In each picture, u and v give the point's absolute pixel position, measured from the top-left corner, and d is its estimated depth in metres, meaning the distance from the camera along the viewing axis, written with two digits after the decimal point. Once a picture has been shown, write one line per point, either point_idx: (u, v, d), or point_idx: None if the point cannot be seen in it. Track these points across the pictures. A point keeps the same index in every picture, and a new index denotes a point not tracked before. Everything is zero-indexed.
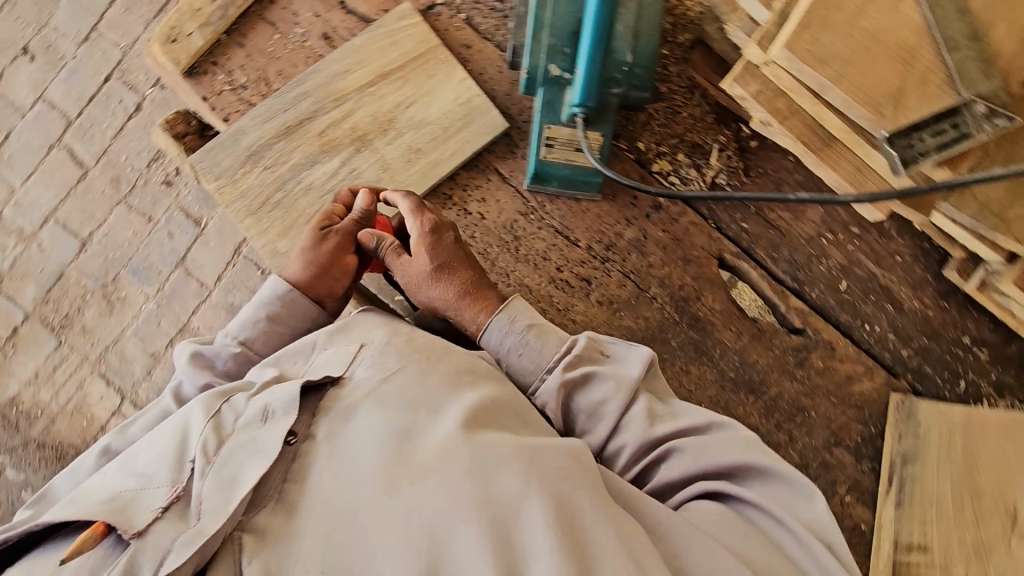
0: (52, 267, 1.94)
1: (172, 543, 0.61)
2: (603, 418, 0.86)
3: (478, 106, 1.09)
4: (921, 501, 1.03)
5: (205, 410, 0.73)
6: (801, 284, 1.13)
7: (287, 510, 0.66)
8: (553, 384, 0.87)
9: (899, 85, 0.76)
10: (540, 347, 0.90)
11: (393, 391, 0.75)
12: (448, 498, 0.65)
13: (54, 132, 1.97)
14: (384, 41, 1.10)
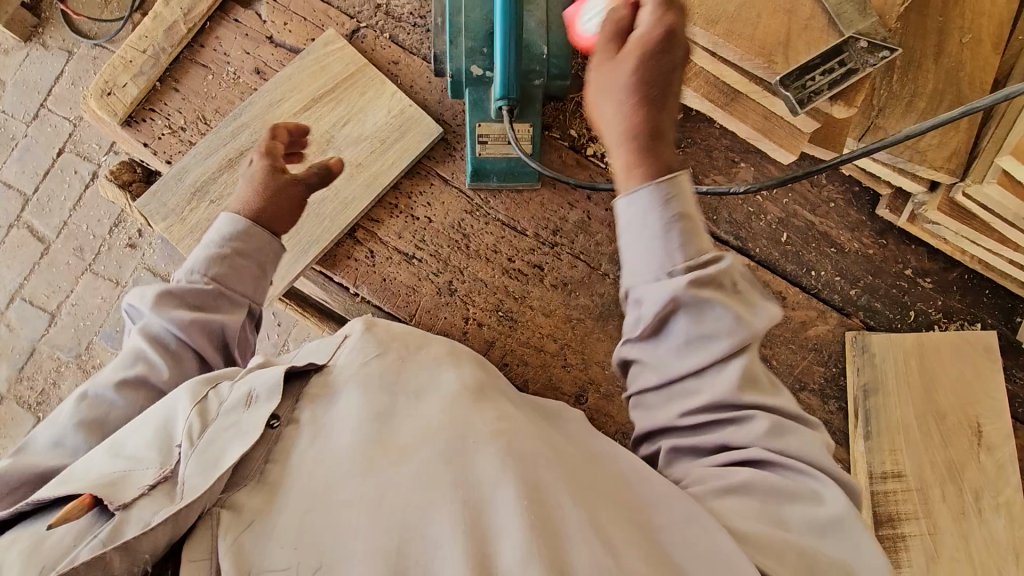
0: (24, 344, 1.93)
1: (151, 516, 0.55)
2: (698, 353, 0.66)
3: (411, 114, 1.13)
4: (890, 431, 1.07)
5: (192, 396, 0.69)
6: (744, 242, 1.17)
7: (268, 491, 0.60)
8: (669, 290, 0.65)
9: (786, 34, 0.82)
10: (675, 247, 0.67)
11: (371, 376, 0.71)
12: (421, 482, 0.59)
13: (11, 211, 1.98)
14: (314, 67, 1.15)
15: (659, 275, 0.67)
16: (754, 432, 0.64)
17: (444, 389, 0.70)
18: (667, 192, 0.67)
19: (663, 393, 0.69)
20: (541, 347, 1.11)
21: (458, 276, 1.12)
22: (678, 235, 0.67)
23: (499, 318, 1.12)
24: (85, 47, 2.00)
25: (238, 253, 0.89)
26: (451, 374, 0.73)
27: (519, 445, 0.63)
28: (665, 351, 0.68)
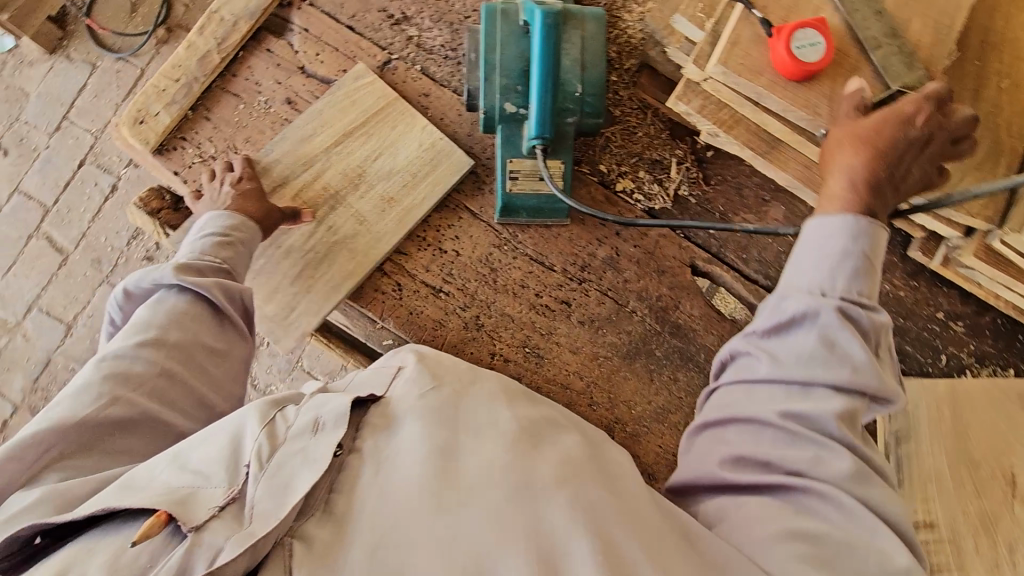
0: (38, 356, 1.89)
1: (224, 543, 0.54)
2: (823, 370, 0.66)
3: (443, 147, 1.13)
4: (922, 479, 1.05)
5: (260, 417, 0.67)
6: (773, 281, 1.15)
7: (337, 522, 0.59)
8: (817, 301, 0.69)
9: (830, 89, 0.82)
10: (846, 272, 0.71)
11: (431, 408, 0.70)
12: (493, 525, 0.57)
13: (32, 222, 1.96)
14: (345, 100, 1.14)
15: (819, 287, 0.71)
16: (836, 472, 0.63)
17: (502, 427, 0.69)
18: (861, 227, 0.72)
19: (764, 384, 0.69)
20: (567, 384, 1.10)
21: (485, 310, 1.12)
22: (851, 264, 0.71)
23: (526, 354, 1.11)
24: (109, 60, 2.00)
25: (233, 239, 1.01)
26: (505, 409, 0.72)
27: (586, 494, 0.62)
28: (787, 355, 0.69)
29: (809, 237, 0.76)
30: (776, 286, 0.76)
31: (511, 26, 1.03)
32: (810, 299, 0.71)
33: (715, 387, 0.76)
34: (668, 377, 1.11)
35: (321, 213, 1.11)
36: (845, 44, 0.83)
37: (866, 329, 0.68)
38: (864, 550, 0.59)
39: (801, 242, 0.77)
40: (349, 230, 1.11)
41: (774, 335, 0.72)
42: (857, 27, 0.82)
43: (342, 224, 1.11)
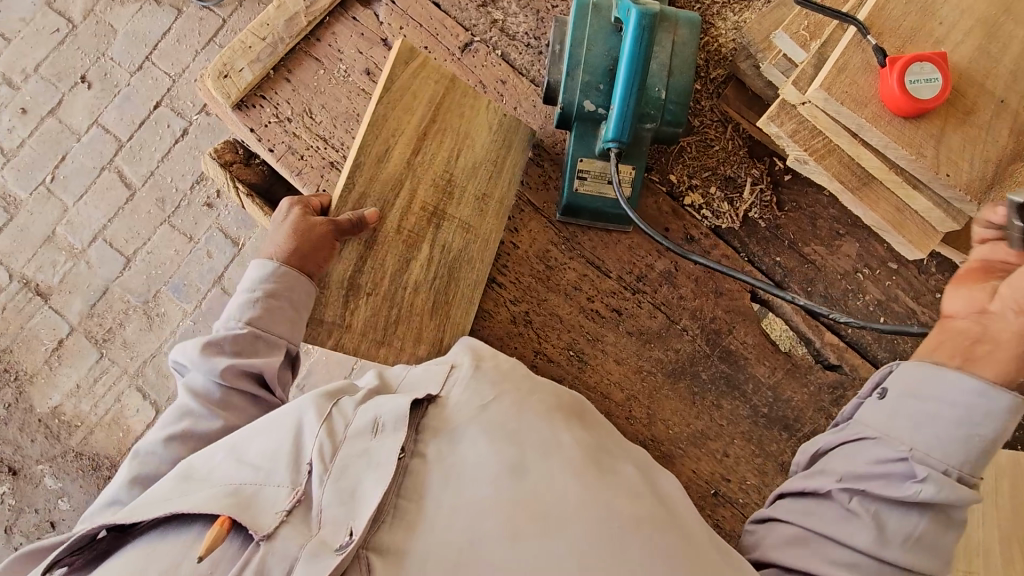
0: (97, 283, 1.97)
1: (300, 552, 0.61)
2: (917, 554, 0.66)
3: (512, 124, 1.11)
4: (967, 550, 1.00)
5: (318, 411, 0.76)
6: (836, 319, 1.11)
7: (408, 527, 0.65)
8: (946, 492, 0.65)
9: (941, 127, 0.76)
10: (972, 460, 0.66)
11: (495, 418, 0.75)
12: (568, 554, 0.62)
13: (107, 154, 2.04)
14: (401, 99, 1.04)
15: (948, 470, 0.66)
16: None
17: (569, 452, 0.73)
18: (1007, 413, 0.66)
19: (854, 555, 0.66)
20: (607, 394, 1.09)
21: (534, 307, 1.11)
22: (981, 452, 0.66)
23: (569, 357, 1.09)
24: (194, 8, 2.05)
25: (275, 290, 0.92)
26: (566, 430, 0.76)
27: (654, 533, 0.66)
28: (894, 530, 0.66)
29: (945, 397, 0.67)
30: (892, 435, 0.69)
31: (601, 21, 1.00)
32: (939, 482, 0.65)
33: (780, 518, 0.73)
34: (711, 403, 1.08)
35: (425, 241, 1.06)
36: (965, 82, 0.77)
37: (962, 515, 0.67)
38: None
39: (936, 392, 0.68)
40: (459, 242, 1.08)
41: (881, 500, 0.67)
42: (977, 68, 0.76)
43: (452, 241, 1.07)
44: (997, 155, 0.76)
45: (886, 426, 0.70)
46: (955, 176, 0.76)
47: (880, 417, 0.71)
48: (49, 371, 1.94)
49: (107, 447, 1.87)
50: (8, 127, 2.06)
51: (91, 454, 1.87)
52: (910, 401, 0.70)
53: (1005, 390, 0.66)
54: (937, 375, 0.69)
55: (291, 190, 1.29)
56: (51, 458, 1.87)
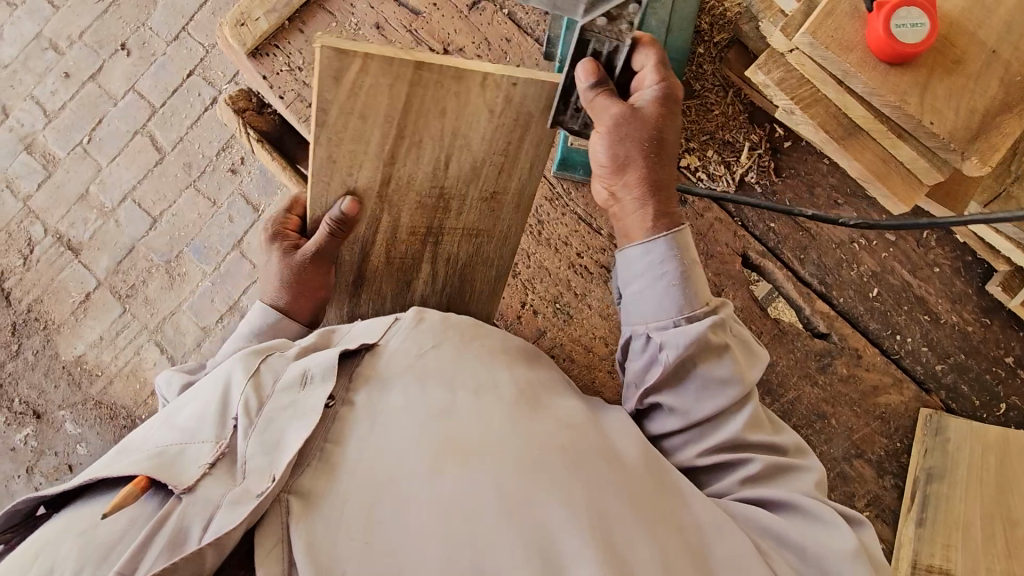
0: (124, 241, 1.83)
1: (221, 501, 0.54)
2: (716, 398, 0.70)
3: (518, 103, 0.81)
4: (947, 524, 0.99)
5: (245, 368, 0.66)
6: (828, 288, 1.10)
7: (331, 471, 0.57)
8: (684, 333, 0.71)
9: (927, 76, 0.78)
10: (675, 299, 0.73)
11: (431, 363, 0.67)
12: (493, 488, 0.55)
13: (139, 119, 1.87)
14: (351, 119, 0.79)
15: (670, 324, 0.73)
16: (793, 484, 0.67)
17: (503, 388, 0.65)
18: (673, 249, 0.75)
19: (689, 434, 0.72)
20: (591, 348, 1.10)
21: (524, 259, 1.12)
22: (683, 289, 0.74)
23: (555, 309, 1.11)
24: None
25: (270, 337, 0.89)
26: (505, 368, 0.69)
27: (592, 473, 0.58)
28: (682, 399, 0.72)
29: (633, 275, 0.77)
30: (628, 326, 0.77)
31: None
32: (668, 335, 0.72)
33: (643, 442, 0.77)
34: None
35: (422, 261, 0.94)
36: (948, 32, 0.78)
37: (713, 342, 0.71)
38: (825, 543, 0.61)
39: (628, 275, 0.77)
40: (468, 249, 0.94)
41: (658, 389, 0.73)
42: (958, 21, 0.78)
43: (459, 251, 0.94)
44: (983, 106, 0.77)
45: (627, 323, 0.77)
46: (939, 125, 0.77)
47: (622, 319, 0.79)
48: (72, 322, 1.82)
49: (125, 397, 1.76)
50: (52, 90, 1.91)
51: (108, 403, 1.76)
52: (627, 291, 0.78)
53: (658, 234, 0.75)
54: (630, 259, 0.77)
55: (301, 142, 1.32)
56: (71, 404, 1.76)
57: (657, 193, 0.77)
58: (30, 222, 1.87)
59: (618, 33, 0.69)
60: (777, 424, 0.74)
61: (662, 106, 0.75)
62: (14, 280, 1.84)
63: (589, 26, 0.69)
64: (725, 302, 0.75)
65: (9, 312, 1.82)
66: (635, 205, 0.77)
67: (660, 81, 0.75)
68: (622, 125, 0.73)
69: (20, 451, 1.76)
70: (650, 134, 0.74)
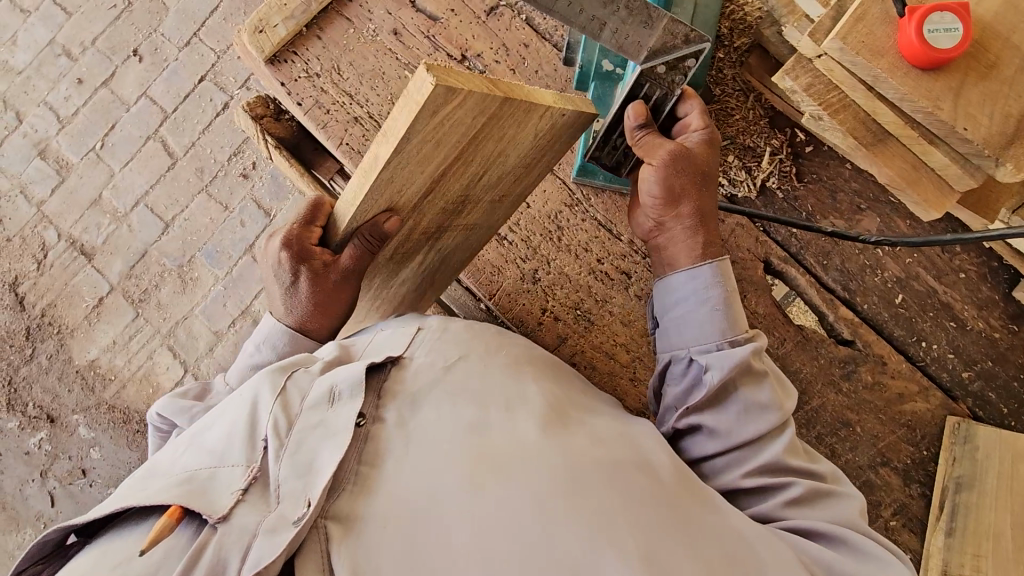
0: (137, 246, 1.83)
1: (258, 529, 0.52)
2: (756, 421, 0.72)
3: (561, 126, 0.76)
4: (977, 533, 0.97)
5: (272, 386, 0.65)
6: (852, 294, 1.08)
7: (367, 493, 0.56)
8: (727, 355, 0.74)
9: (961, 81, 0.77)
10: (718, 324, 0.77)
11: (460, 379, 0.66)
12: (530, 507, 0.54)
13: (152, 124, 1.87)
14: (425, 145, 0.66)
15: (713, 347, 0.76)
16: (835, 514, 0.67)
17: (533, 402, 0.64)
18: (716, 276, 0.80)
19: (727, 458, 0.72)
20: (612, 355, 1.09)
21: (544, 266, 1.12)
22: (724, 314, 0.78)
23: (576, 316, 1.10)
24: None
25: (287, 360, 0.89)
26: (533, 381, 0.68)
27: (629, 489, 0.57)
28: (725, 420, 0.73)
29: (675, 300, 0.81)
30: (669, 349, 0.81)
31: None
32: (711, 357, 0.76)
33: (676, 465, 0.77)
34: None
35: (417, 254, 0.93)
36: (980, 38, 0.77)
37: (754, 366, 0.75)
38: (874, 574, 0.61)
39: (670, 301, 0.82)
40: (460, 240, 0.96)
41: (698, 411, 0.75)
42: (992, 26, 0.77)
43: (453, 241, 0.96)
44: (1018, 111, 0.76)
45: (667, 348, 0.81)
46: (973, 130, 0.76)
47: (662, 344, 0.83)
48: (85, 327, 1.82)
49: (138, 401, 1.76)
50: (65, 96, 1.92)
51: (121, 407, 1.76)
52: (667, 317, 0.82)
53: (702, 263, 0.80)
54: (671, 287, 0.82)
55: (318, 148, 1.32)
56: (85, 409, 1.77)
57: (706, 224, 0.84)
58: (44, 227, 1.88)
59: (672, 81, 0.75)
60: (811, 456, 0.75)
61: (706, 146, 0.83)
62: (29, 285, 1.85)
63: (647, 72, 0.74)
64: (758, 330, 0.80)
65: (24, 317, 1.82)
66: (684, 234, 0.82)
67: (704, 128, 0.83)
68: (675, 162, 0.79)
69: (34, 455, 1.76)
70: (698, 171, 0.81)
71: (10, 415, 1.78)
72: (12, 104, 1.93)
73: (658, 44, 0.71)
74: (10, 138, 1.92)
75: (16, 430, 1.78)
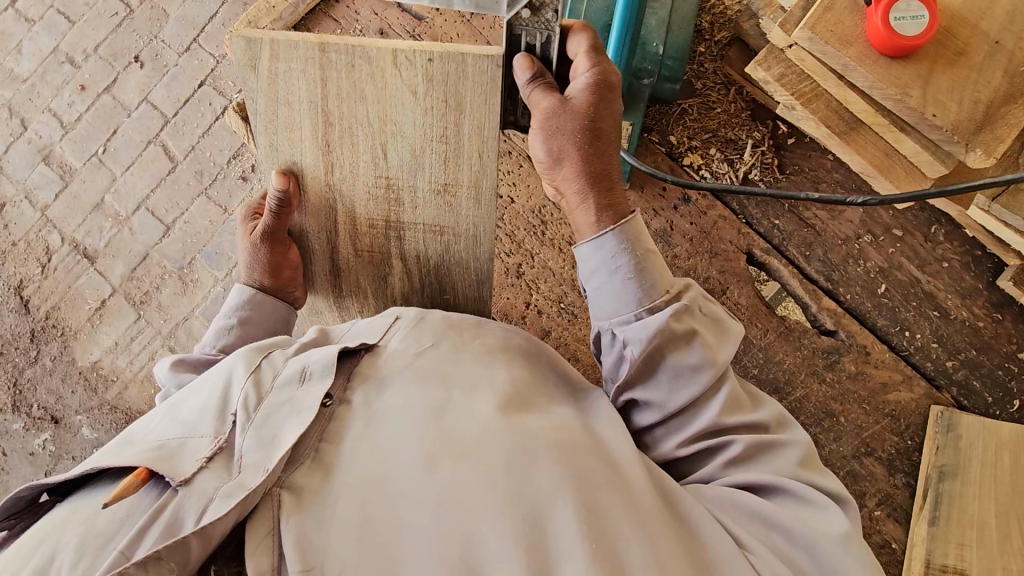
0: (138, 248, 1.80)
1: (215, 493, 0.53)
2: (689, 385, 0.66)
3: (439, 83, 0.80)
4: (961, 522, 0.97)
5: (247, 364, 0.67)
6: (835, 284, 1.09)
7: (326, 470, 0.57)
8: (646, 327, 0.67)
9: (929, 69, 0.79)
10: (634, 293, 0.69)
11: (427, 365, 0.67)
12: (486, 488, 0.55)
13: (152, 129, 1.83)
14: (275, 107, 0.83)
15: (630, 317, 0.69)
16: (777, 464, 0.63)
17: (498, 389, 0.65)
18: (624, 240, 0.70)
19: (669, 426, 0.68)
20: None
21: (528, 260, 1.13)
22: (639, 282, 0.69)
23: (560, 309, 1.11)
24: None
25: (251, 317, 0.90)
26: (504, 368, 0.69)
27: (587, 473, 0.58)
28: (658, 392, 0.68)
29: (587, 273, 0.72)
30: (592, 323, 0.73)
31: None
32: (629, 330, 0.68)
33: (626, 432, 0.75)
34: None
35: (394, 256, 0.92)
36: (947, 28, 0.79)
37: (674, 332, 0.66)
38: (805, 526, 0.57)
39: (583, 275, 0.73)
40: (438, 248, 0.90)
41: (630, 383, 0.70)
42: (959, 15, 0.79)
43: (428, 250, 0.90)
44: (988, 97, 0.78)
45: (591, 322, 0.74)
46: (942, 117, 0.78)
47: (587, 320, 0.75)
48: (89, 329, 1.79)
49: (139, 401, 1.73)
50: (68, 103, 1.87)
51: (124, 408, 1.73)
52: (585, 288, 0.74)
53: (604, 229, 0.71)
54: (582, 257, 0.72)
55: None
56: (88, 408, 1.74)
57: (599, 184, 0.72)
58: (48, 230, 1.85)
59: (546, 24, 0.70)
60: (756, 396, 0.69)
61: (594, 92, 0.71)
62: (33, 288, 1.83)
63: (517, 21, 0.71)
64: (690, 285, 0.70)
65: (28, 320, 1.80)
66: (575, 199, 0.73)
67: (593, 68, 0.71)
68: (552, 117, 0.71)
69: (38, 456, 1.73)
70: (580, 122, 0.71)
71: (15, 416, 1.76)
72: (17, 112, 1.89)
73: None
74: (14, 145, 1.88)
75: (21, 431, 1.75)
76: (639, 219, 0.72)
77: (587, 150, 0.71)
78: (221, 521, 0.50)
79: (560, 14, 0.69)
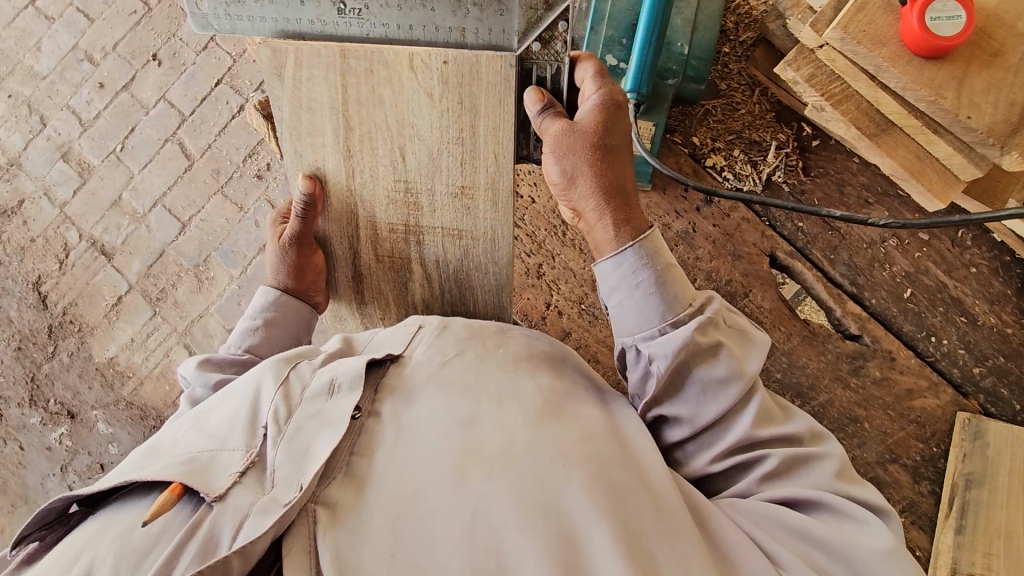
0: (155, 246, 1.81)
1: (250, 510, 0.53)
2: (719, 399, 0.65)
3: (455, 83, 0.81)
4: (988, 531, 0.95)
5: (274, 375, 0.67)
6: (860, 289, 1.07)
7: (358, 484, 0.57)
8: (671, 341, 0.66)
9: (964, 70, 0.78)
10: (656, 306, 0.68)
11: (452, 375, 0.67)
12: (516, 501, 0.54)
13: (169, 127, 1.84)
14: (299, 112, 0.85)
15: (655, 332, 0.67)
16: (811, 479, 0.62)
17: (525, 399, 0.64)
18: (645, 255, 0.69)
19: (699, 441, 0.68)
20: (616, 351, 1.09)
21: (549, 260, 1.13)
22: (662, 296, 0.68)
23: (580, 310, 1.11)
24: None
25: (275, 318, 0.90)
26: (530, 378, 0.68)
27: (617, 486, 0.57)
28: (687, 406, 0.67)
29: (609, 289, 0.71)
30: (615, 339, 0.72)
31: None
32: (653, 346, 0.67)
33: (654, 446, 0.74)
34: None
35: (413, 261, 0.91)
36: (982, 29, 0.78)
37: (698, 347, 0.65)
38: (846, 539, 0.56)
39: (605, 293, 0.72)
40: (456, 253, 0.90)
41: (657, 398, 0.69)
42: (994, 16, 0.78)
43: (446, 254, 0.90)
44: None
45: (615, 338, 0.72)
46: (976, 119, 0.77)
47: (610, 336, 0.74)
48: (106, 325, 1.81)
49: (154, 398, 1.74)
50: (87, 100, 1.89)
51: (139, 404, 1.74)
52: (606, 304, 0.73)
53: (625, 245, 0.70)
54: (603, 273, 0.71)
55: None
56: (105, 404, 1.76)
57: (613, 198, 0.71)
58: (66, 227, 1.86)
59: (556, 57, 0.77)
60: (787, 409, 0.68)
61: (601, 111, 0.72)
62: (51, 284, 1.84)
63: (528, 55, 0.78)
64: (713, 297, 0.69)
65: (46, 316, 1.82)
66: (592, 216, 0.72)
67: (600, 90, 0.74)
68: (563, 137, 0.72)
69: (55, 450, 1.75)
70: (591, 139, 0.71)
71: (32, 411, 1.77)
72: (36, 109, 1.91)
73: (523, 23, 0.76)
74: (33, 142, 1.90)
75: (38, 426, 1.76)
76: (655, 232, 0.71)
77: (599, 166, 0.71)
78: (260, 533, 0.50)
79: (570, 44, 0.76)
